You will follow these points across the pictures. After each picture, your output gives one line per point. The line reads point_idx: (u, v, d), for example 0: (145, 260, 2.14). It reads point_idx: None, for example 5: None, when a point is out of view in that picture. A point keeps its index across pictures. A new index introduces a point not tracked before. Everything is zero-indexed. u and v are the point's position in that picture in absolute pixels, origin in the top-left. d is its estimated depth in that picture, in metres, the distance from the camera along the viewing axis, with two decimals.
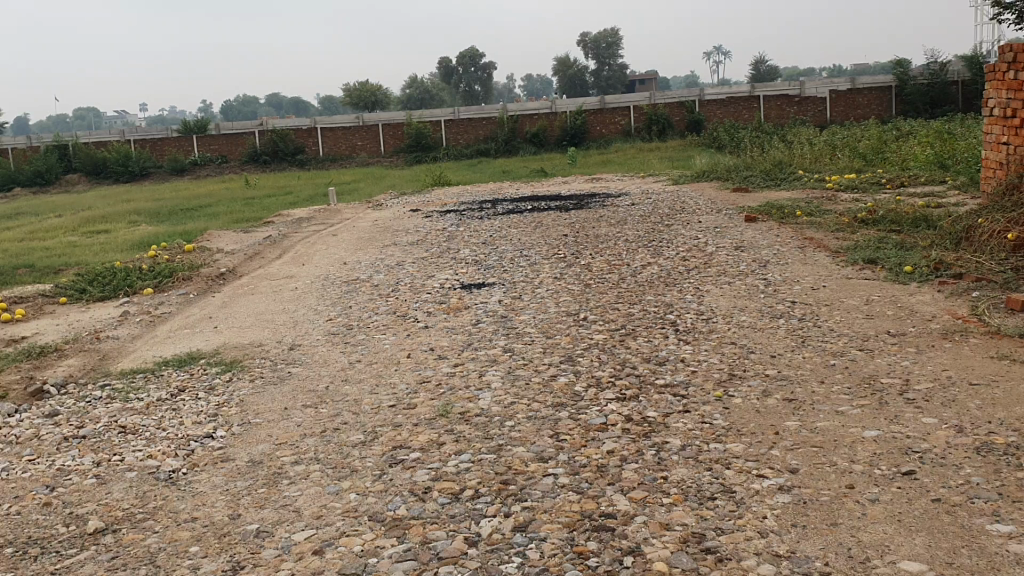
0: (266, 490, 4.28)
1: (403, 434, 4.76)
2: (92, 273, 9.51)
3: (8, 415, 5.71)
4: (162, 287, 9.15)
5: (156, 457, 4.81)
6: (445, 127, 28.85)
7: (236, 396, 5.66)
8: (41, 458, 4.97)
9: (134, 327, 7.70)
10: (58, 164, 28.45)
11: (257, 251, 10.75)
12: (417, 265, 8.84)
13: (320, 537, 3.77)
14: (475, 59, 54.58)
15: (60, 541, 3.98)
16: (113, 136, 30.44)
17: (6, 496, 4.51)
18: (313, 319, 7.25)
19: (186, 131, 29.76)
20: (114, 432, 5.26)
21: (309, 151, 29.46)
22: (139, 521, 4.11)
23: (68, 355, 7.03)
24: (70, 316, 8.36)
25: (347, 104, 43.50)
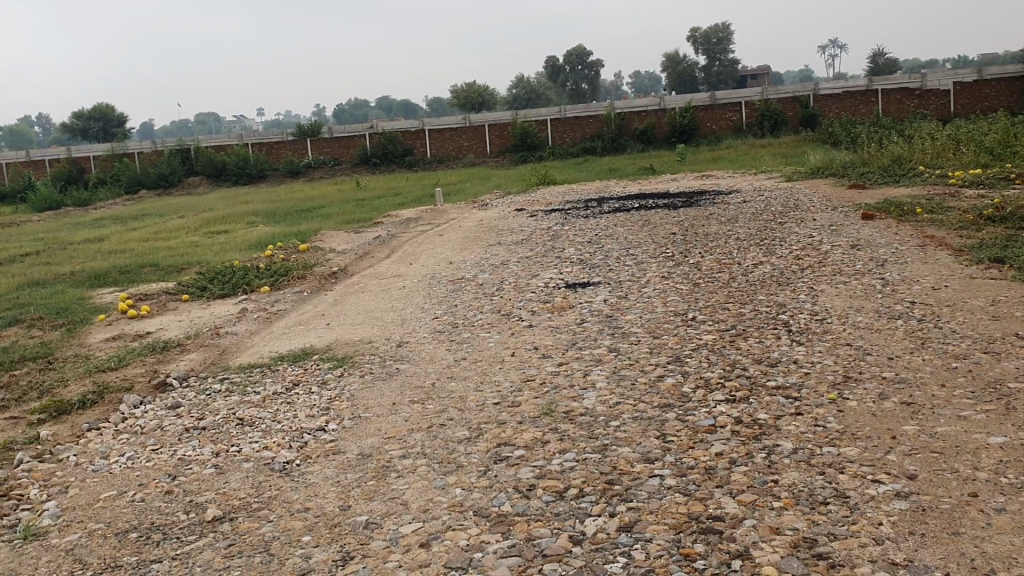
0: (375, 482, 4.38)
1: (507, 431, 4.79)
2: (212, 272, 9.90)
3: (134, 407, 6.00)
4: (277, 286, 9.45)
5: (272, 448, 4.97)
6: (551, 126, 28.96)
7: (347, 391, 5.80)
8: (164, 448, 5.21)
9: (251, 323, 7.98)
10: (181, 168, 29.77)
11: (367, 250, 10.99)
12: (522, 264, 8.88)
13: (426, 530, 3.82)
14: (582, 57, 54.50)
15: (180, 528, 4.16)
16: (231, 140, 31.64)
17: (131, 483, 4.75)
18: (420, 317, 7.36)
19: (300, 133, 30.67)
20: (232, 423, 5.46)
21: (417, 153, 30.03)
22: (254, 510, 4.26)
23: (190, 349, 7.35)
24: (192, 313, 8.73)
25: (455, 105, 44.08)
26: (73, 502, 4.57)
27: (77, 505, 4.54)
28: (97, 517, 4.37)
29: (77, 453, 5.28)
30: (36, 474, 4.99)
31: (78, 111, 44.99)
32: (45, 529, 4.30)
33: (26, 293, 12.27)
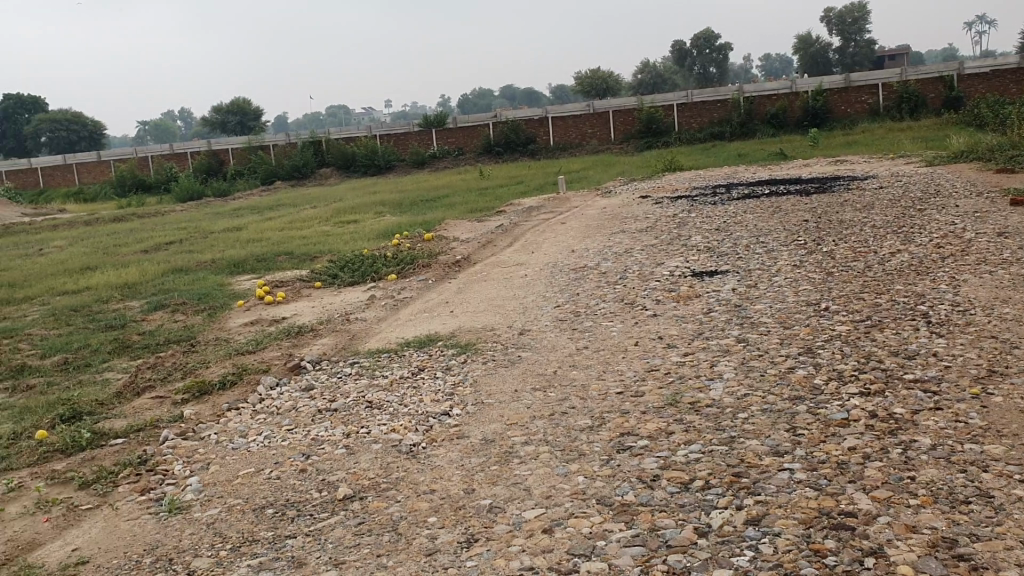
0: (499, 467, 4.43)
1: (631, 421, 4.76)
2: (343, 260, 10.20)
3: (270, 388, 6.27)
4: (404, 273, 9.64)
5: (399, 431, 5.09)
6: (677, 111, 28.60)
7: (470, 376, 5.89)
8: (298, 428, 5.41)
9: (379, 310, 8.20)
10: (314, 159, 30.79)
11: (491, 239, 11.10)
12: (647, 252, 8.80)
13: (549, 516, 3.85)
14: (710, 40, 53.38)
15: (313, 505, 4.32)
16: (360, 131, 32.52)
17: (268, 461, 4.96)
18: (543, 305, 7.39)
19: (426, 124, 31.22)
20: (362, 406, 5.63)
21: (540, 140, 30.18)
22: (382, 490, 4.38)
23: (322, 334, 7.61)
24: (323, 299, 9.03)
25: (579, 93, 44.02)
26: (214, 478, 4.82)
27: (217, 481, 4.77)
28: (236, 493, 4.58)
29: (217, 432, 5.55)
30: (181, 450, 5.28)
31: (218, 105, 47.08)
32: (188, 503, 4.54)
33: (171, 280, 12.98)
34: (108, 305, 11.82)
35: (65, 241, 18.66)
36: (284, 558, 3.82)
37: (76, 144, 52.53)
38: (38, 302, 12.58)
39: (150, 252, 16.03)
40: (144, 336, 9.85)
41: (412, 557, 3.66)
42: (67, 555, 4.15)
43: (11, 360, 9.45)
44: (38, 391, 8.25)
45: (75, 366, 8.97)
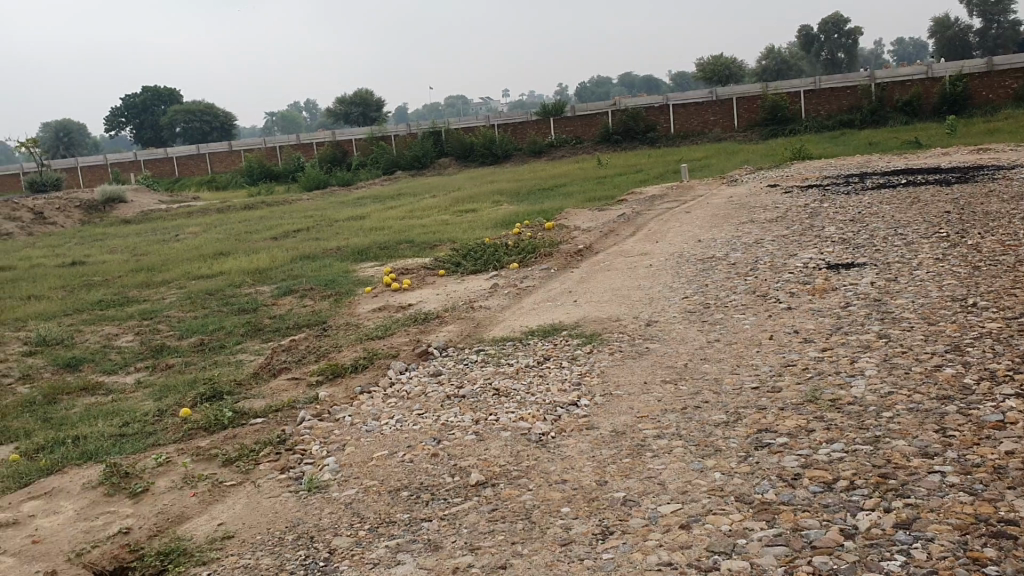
0: (631, 460, 4.38)
1: (768, 418, 4.63)
2: (467, 248, 10.30)
3: (399, 373, 6.39)
4: (527, 262, 9.63)
5: (528, 419, 5.09)
6: (805, 99, 27.80)
7: (598, 366, 5.85)
8: (428, 413, 5.49)
9: (503, 298, 8.22)
10: (433, 149, 31.23)
11: (613, 227, 11.01)
12: (778, 243, 8.56)
13: (687, 511, 3.79)
14: (838, 25, 51.43)
15: (447, 490, 4.37)
16: (479, 121, 32.81)
17: (400, 444, 5.05)
18: (670, 296, 7.26)
19: (545, 112, 31.26)
20: (489, 393, 5.66)
21: (660, 129, 29.79)
22: (514, 477, 4.39)
23: (447, 321, 7.70)
24: (448, 287, 9.14)
25: (700, 80, 43.21)
26: (350, 459, 4.93)
27: (353, 462, 4.89)
28: (371, 474, 4.68)
29: (351, 414, 5.69)
30: (317, 431, 5.43)
31: (342, 96, 48.30)
32: (326, 482, 4.67)
33: (299, 266, 13.39)
34: (240, 289, 12.29)
35: (200, 227, 19.53)
36: (420, 541, 3.89)
37: (209, 134, 54.72)
38: (175, 286, 13.19)
39: (279, 239, 16.59)
40: (275, 320, 10.18)
41: (547, 546, 3.66)
42: (213, 528, 4.33)
43: (152, 341, 9.94)
44: (177, 370, 8.67)
45: (210, 348, 9.35)
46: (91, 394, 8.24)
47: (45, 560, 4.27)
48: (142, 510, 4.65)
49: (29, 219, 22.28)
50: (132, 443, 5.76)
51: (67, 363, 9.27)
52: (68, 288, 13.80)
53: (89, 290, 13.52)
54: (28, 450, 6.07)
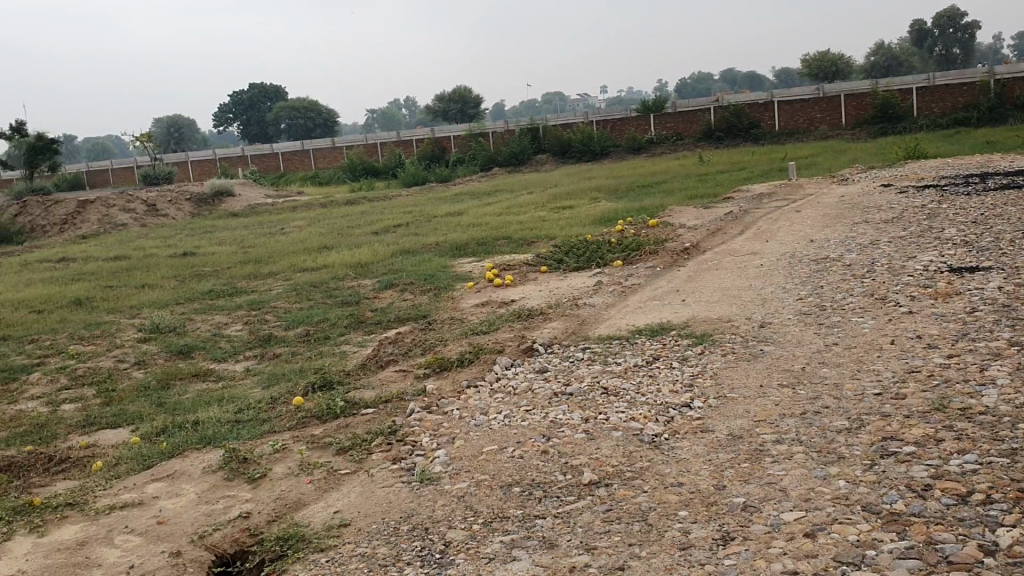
0: (750, 465, 4.27)
1: (893, 425, 4.45)
2: (570, 245, 10.26)
3: (506, 368, 6.39)
4: (631, 260, 9.51)
5: (639, 420, 5.02)
6: (917, 95, 26.81)
7: (711, 368, 5.74)
8: (537, 410, 5.46)
9: (608, 296, 8.14)
10: (531, 145, 31.27)
11: (720, 226, 10.80)
12: (895, 244, 8.26)
13: (810, 519, 3.67)
14: (954, 19, 49.53)
15: (559, 488, 4.33)
16: (577, 118, 32.73)
17: (510, 440, 5.03)
18: (783, 297, 7.09)
19: (645, 109, 30.98)
20: (598, 392, 5.60)
21: (764, 126, 29.17)
22: (628, 478, 4.33)
23: (552, 318, 7.66)
24: (551, 283, 9.12)
25: (806, 76, 42.18)
26: (460, 453, 4.95)
27: (463, 456, 4.90)
28: (482, 468, 4.69)
29: (459, 407, 5.72)
30: (426, 423, 5.47)
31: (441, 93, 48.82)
32: (437, 474, 4.70)
33: (400, 260, 13.56)
34: (343, 282, 12.52)
35: (304, 221, 20.01)
36: (535, 538, 3.87)
37: (312, 131, 56.04)
38: (281, 277, 13.53)
39: (380, 234, 16.84)
40: (377, 312, 10.34)
41: (665, 550, 3.59)
42: (330, 516, 4.42)
43: (260, 330, 10.21)
44: (284, 359, 8.88)
45: (315, 338, 9.55)
46: (202, 379, 8.52)
47: (170, 540, 4.42)
48: (260, 496, 4.77)
49: (143, 211, 23.23)
50: (248, 430, 5.93)
51: (179, 350, 9.61)
52: (180, 278, 14.31)
53: (200, 280, 13.99)
54: (148, 432, 6.31)
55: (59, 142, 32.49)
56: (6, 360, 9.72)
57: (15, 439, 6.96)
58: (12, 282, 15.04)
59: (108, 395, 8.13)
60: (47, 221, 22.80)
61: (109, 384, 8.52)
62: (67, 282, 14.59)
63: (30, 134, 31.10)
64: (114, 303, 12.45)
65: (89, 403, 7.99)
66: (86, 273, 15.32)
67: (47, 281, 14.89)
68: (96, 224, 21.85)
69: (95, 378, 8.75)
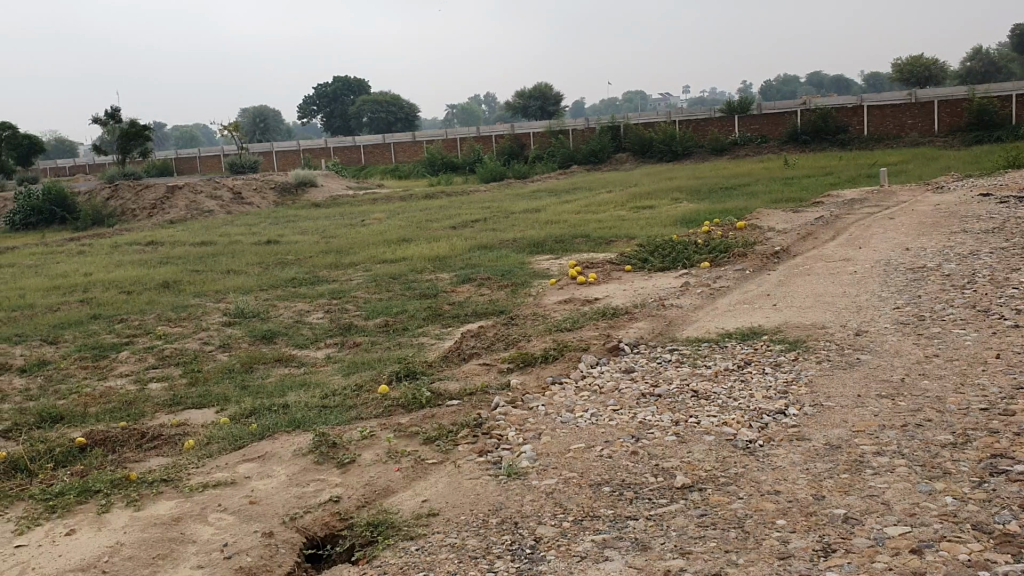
0: (850, 476, 4.14)
1: (1003, 442, 4.27)
2: (655, 245, 10.15)
3: (591, 367, 6.34)
4: (718, 261, 9.37)
5: (732, 425, 4.92)
6: (1017, 103, 25.84)
7: (805, 375, 5.59)
8: (624, 410, 5.40)
9: (696, 297, 8.03)
10: (611, 144, 31.08)
11: (810, 230, 10.56)
12: (998, 255, 7.96)
13: (917, 535, 3.54)
14: None
15: (651, 490, 4.27)
16: (658, 117, 32.48)
17: (598, 439, 4.98)
18: (879, 306, 6.88)
19: (730, 109, 30.59)
20: (688, 394, 5.51)
21: (852, 130, 28.49)
22: (723, 483, 4.24)
23: (637, 317, 7.57)
24: (636, 283, 9.03)
25: (897, 81, 41.07)
26: (547, 449, 4.92)
27: (551, 452, 4.87)
28: (570, 466, 4.65)
29: (545, 404, 5.68)
30: (513, 418, 5.46)
31: (522, 89, 48.89)
32: (525, 469, 4.67)
33: (479, 255, 13.60)
34: (422, 275, 12.61)
35: (384, 214, 20.21)
36: (628, 539, 3.82)
37: (393, 126, 56.64)
38: (362, 268, 13.69)
39: (458, 228, 16.93)
40: (455, 306, 10.37)
41: (764, 558, 3.51)
42: (419, 504, 4.44)
43: (341, 319, 10.35)
44: (364, 349, 8.97)
45: (395, 329, 9.62)
46: (284, 365, 8.66)
47: (262, 520, 4.48)
48: (350, 481, 4.82)
49: (229, 198, 23.79)
50: (335, 415, 6.01)
51: (263, 335, 9.79)
52: (264, 265, 14.60)
53: (283, 267, 14.25)
54: (235, 414, 6.43)
55: (151, 129, 33.45)
56: (98, 337, 10.03)
57: (106, 415, 7.16)
58: (103, 263, 15.52)
59: (194, 376, 8.32)
60: (137, 205, 23.48)
61: (195, 365, 8.73)
62: (156, 265, 14.99)
63: (124, 120, 32.10)
64: (200, 287, 12.75)
65: (176, 382, 8.19)
66: (174, 257, 15.74)
67: (137, 263, 15.34)
68: (183, 210, 22.44)
69: (182, 359, 8.96)
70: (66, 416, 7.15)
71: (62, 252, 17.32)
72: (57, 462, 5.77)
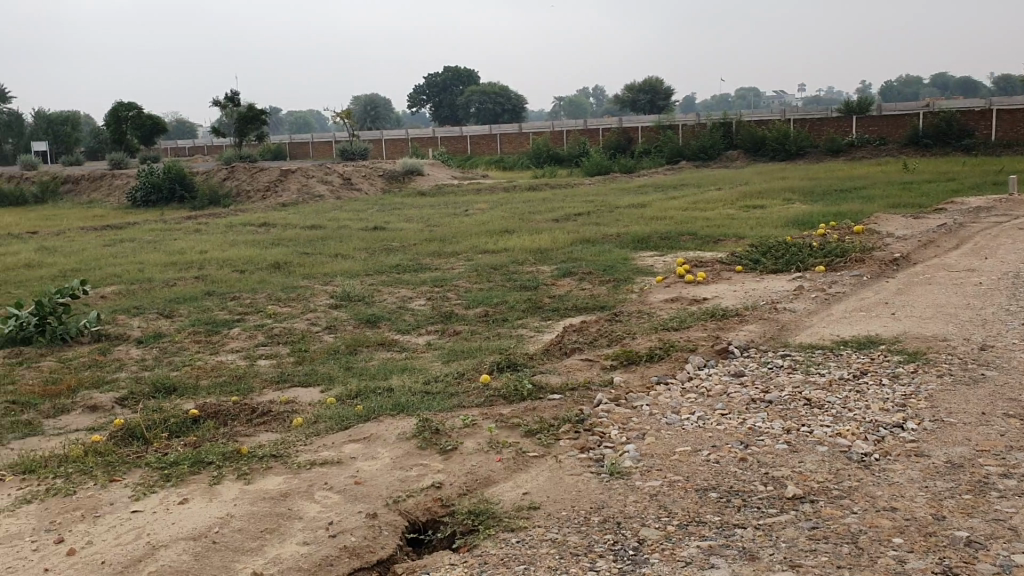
0: (973, 498, 3.95)
1: None
2: (768, 246, 9.91)
3: (698, 369, 6.22)
4: (835, 266, 9.08)
5: (846, 436, 4.75)
6: None
7: (925, 389, 5.36)
8: (732, 415, 5.28)
9: (809, 302, 7.79)
10: (721, 141, 30.48)
11: (932, 238, 10.13)
12: None
13: None
14: None
15: (760, 499, 4.15)
16: (773, 115, 31.87)
17: (705, 443, 4.88)
18: (1008, 320, 6.54)
19: (848, 110, 29.89)
20: (800, 402, 5.35)
21: (978, 134, 27.21)
22: (835, 497, 4.10)
23: (748, 320, 7.39)
24: (745, 285, 8.83)
25: None
26: (652, 450, 4.84)
27: (655, 454, 4.79)
28: (675, 469, 4.57)
29: (650, 404, 5.61)
30: (617, 416, 5.40)
31: (632, 83, 48.50)
32: (628, 468, 4.61)
33: (582, 249, 13.54)
34: (524, 267, 12.63)
35: (488, 204, 20.34)
36: (734, 547, 3.72)
37: (500, 116, 56.98)
38: (465, 257, 13.81)
39: (561, 221, 16.89)
40: (556, 299, 10.35)
41: None
42: (520, 497, 4.43)
43: (443, 307, 10.45)
44: (464, 337, 9.03)
45: (495, 319, 9.67)
46: (386, 349, 8.78)
47: (366, 501, 4.55)
48: (453, 468, 4.85)
49: (339, 184, 24.33)
50: (438, 402, 6.06)
51: (368, 319, 9.97)
52: (370, 250, 14.88)
53: (389, 253, 14.49)
54: (341, 395, 6.55)
55: (268, 113, 34.50)
56: (211, 313, 10.39)
57: (217, 388, 7.42)
58: (219, 242, 16.08)
59: (300, 355, 8.53)
60: (252, 186, 24.22)
61: (302, 344, 8.94)
62: (268, 246, 15.43)
63: (242, 104, 33.22)
64: (309, 269, 13.08)
65: (283, 360, 8.42)
66: (285, 239, 16.20)
67: (249, 243, 15.83)
68: (294, 194, 23.07)
69: (289, 338, 9.19)
70: (179, 387, 7.43)
71: (180, 230, 18.02)
72: (172, 432, 5.99)
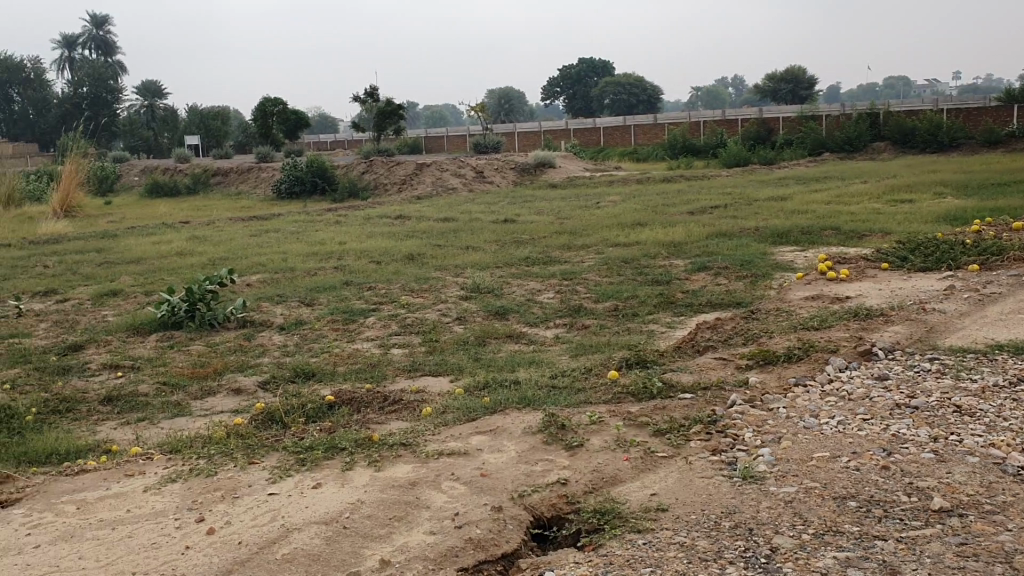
0: None
1: None
2: (917, 243, 9.42)
3: (839, 370, 5.95)
4: (991, 265, 8.53)
5: (1001, 448, 4.43)
6: None
7: None
8: (875, 420, 5.02)
9: (962, 303, 7.34)
10: (868, 132, 29.20)
11: None
12: None
13: None
14: None
15: (904, 510, 3.92)
16: (924, 104, 30.35)
17: (844, 449, 4.65)
18: None
19: (1008, 98, 28.32)
20: (949, 409, 5.03)
21: None
22: (987, 512, 3.83)
23: (893, 321, 7.02)
24: (892, 283, 8.39)
25: None
26: (787, 454, 4.66)
27: (791, 458, 4.61)
28: (812, 475, 4.37)
29: (786, 406, 5.40)
30: (751, 418, 5.23)
31: (773, 72, 47.22)
32: (762, 473, 4.45)
33: (717, 243, 13.23)
34: (655, 260, 12.44)
35: (621, 197, 20.16)
36: (874, 560, 3.53)
37: (635, 108, 56.55)
38: (596, 250, 13.72)
39: (695, 214, 16.56)
40: (689, 294, 10.14)
41: None
42: (647, 497, 4.34)
43: (572, 300, 10.41)
44: (593, 331, 8.97)
45: (625, 314, 9.56)
46: (515, 341, 8.81)
47: (492, 494, 4.56)
48: (579, 465, 4.80)
49: (472, 176, 24.64)
50: (566, 397, 6.02)
51: (498, 310, 10.04)
52: (502, 242, 14.99)
53: (520, 245, 14.56)
54: (470, 386, 6.60)
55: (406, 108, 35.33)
56: (348, 302, 10.69)
57: (352, 375, 7.63)
58: (357, 233, 16.55)
59: (431, 345, 8.66)
60: (389, 179, 24.83)
61: (433, 334, 9.08)
62: (404, 237, 15.78)
63: (381, 100, 34.13)
64: (442, 261, 13.28)
65: (415, 349, 8.57)
66: (420, 231, 16.53)
67: (386, 234, 16.22)
68: (429, 186, 23.50)
69: (422, 328, 9.36)
70: (317, 373, 7.68)
71: (321, 221, 18.66)
72: (309, 417, 6.18)
